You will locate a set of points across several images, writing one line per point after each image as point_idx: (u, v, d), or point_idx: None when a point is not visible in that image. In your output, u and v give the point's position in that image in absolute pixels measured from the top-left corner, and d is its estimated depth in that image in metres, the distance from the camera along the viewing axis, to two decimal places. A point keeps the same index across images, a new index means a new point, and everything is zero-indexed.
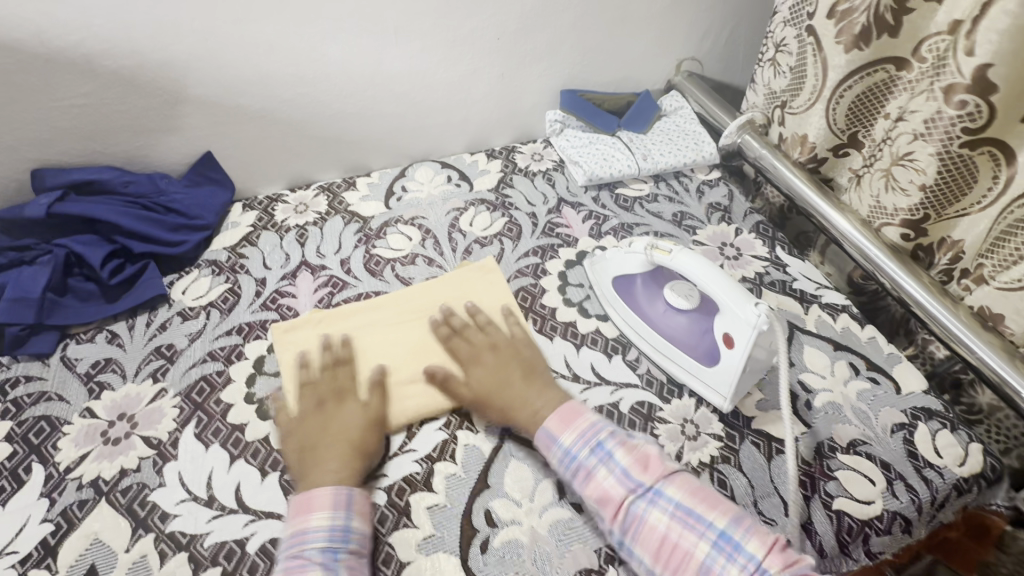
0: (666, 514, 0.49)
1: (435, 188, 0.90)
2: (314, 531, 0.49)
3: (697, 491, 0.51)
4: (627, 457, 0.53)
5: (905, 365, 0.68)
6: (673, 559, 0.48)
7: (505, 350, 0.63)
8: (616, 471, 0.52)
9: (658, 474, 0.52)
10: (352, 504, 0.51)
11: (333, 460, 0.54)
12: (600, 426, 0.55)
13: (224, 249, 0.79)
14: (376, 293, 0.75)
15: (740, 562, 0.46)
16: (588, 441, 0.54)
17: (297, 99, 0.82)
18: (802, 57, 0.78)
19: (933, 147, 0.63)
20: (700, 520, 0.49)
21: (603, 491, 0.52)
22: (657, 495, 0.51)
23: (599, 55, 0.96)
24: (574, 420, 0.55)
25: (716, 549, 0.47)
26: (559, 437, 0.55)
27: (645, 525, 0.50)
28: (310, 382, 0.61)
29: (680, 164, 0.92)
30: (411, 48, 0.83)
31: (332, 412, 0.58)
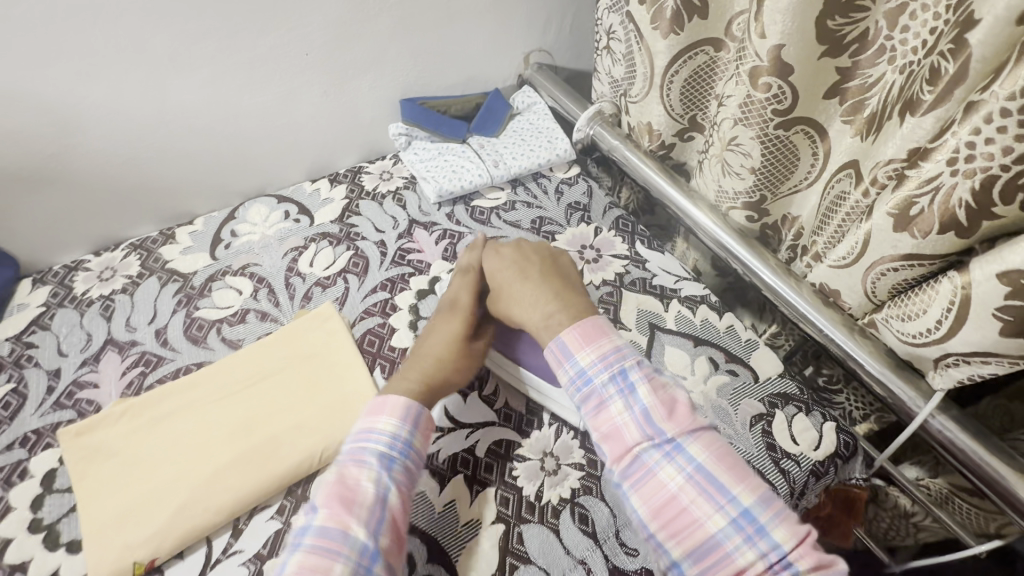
0: (682, 474, 0.47)
1: (271, 227, 0.80)
2: (380, 433, 0.52)
3: (723, 457, 0.48)
4: (653, 400, 0.50)
5: (762, 352, 0.67)
6: (678, 524, 0.46)
7: (548, 264, 0.63)
8: (635, 409, 0.50)
9: (683, 427, 0.49)
10: (418, 422, 0.53)
11: (419, 371, 0.58)
12: (628, 356, 0.53)
13: (8, 340, 0.67)
14: (198, 364, 0.65)
15: (757, 545, 0.43)
16: (612, 367, 0.52)
17: (71, 150, 0.70)
18: (630, 46, 0.74)
19: (753, 131, 0.61)
20: (720, 491, 0.46)
21: (616, 427, 0.50)
22: (676, 450, 0.48)
23: (435, 58, 0.88)
24: (600, 343, 0.54)
25: (730, 523, 0.45)
26: (577, 355, 0.54)
27: (654, 477, 0.48)
28: (441, 301, 0.65)
29: (535, 165, 0.88)
30: (203, 75, 0.72)
31: (443, 325, 0.61)
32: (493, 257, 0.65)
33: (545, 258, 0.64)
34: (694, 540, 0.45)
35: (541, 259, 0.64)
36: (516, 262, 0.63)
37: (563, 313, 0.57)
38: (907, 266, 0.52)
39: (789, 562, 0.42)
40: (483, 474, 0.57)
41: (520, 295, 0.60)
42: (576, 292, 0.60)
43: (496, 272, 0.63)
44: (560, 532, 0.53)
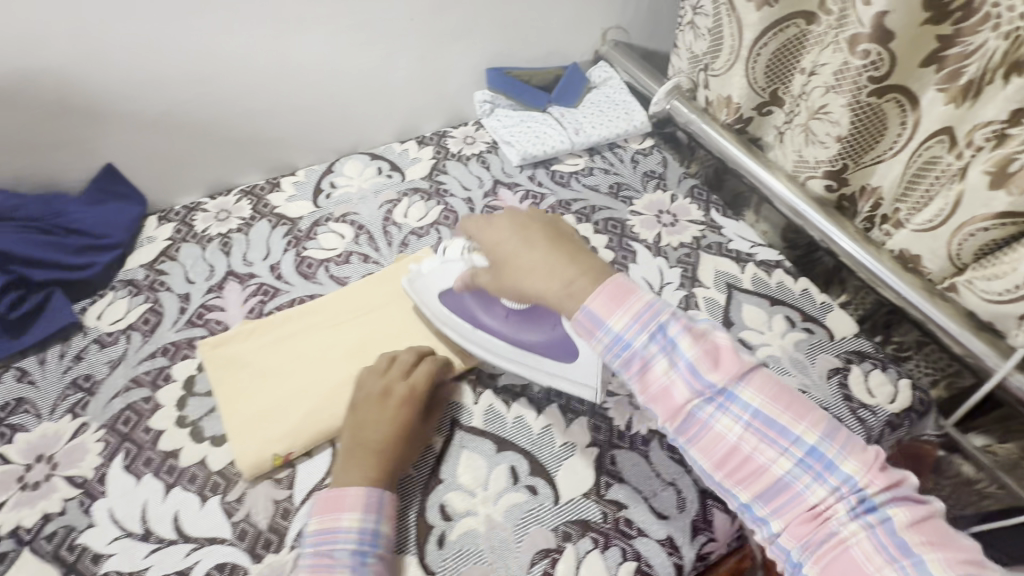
0: (740, 423, 0.44)
1: (366, 181, 0.86)
2: (344, 531, 0.49)
3: (778, 396, 0.45)
4: (697, 352, 0.45)
5: (836, 313, 0.71)
6: (743, 472, 0.44)
7: (548, 229, 0.55)
8: (680, 365, 0.45)
9: (733, 375, 0.45)
10: (383, 509, 0.51)
11: (371, 463, 0.53)
12: (661, 309, 0.47)
13: (141, 266, 0.74)
14: (311, 296, 0.72)
15: (827, 480, 0.42)
16: (648, 325, 0.47)
17: (196, 100, 0.75)
18: (717, 18, 0.78)
19: (844, 98, 0.64)
20: (782, 434, 0.43)
21: (663, 387, 0.46)
22: (730, 401, 0.44)
23: (522, 29, 0.93)
24: (628, 301, 0.48)
25: (798, 463, 0.43)
26: (607, 320, 0.47)
27: (712, 431, 0.44)
28: (386, 381, 0.57)
29: (612, 135, 0.92)
30: (320, 34, 0.78)
31: (391, 413, 0.55)
32: (488, 232, 0.57)
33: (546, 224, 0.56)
34: (762, 484, 0.43)
35: (539, 226, 0.56)
36: (518, 231, 0.55)
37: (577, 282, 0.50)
38: (998, 225, 0.56)
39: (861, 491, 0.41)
40: (577, 405, 0.62)
41: (528, 269, 0.53)
42: (585, 253, 0.53)
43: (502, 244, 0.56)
44: (649, 456, 0.58)
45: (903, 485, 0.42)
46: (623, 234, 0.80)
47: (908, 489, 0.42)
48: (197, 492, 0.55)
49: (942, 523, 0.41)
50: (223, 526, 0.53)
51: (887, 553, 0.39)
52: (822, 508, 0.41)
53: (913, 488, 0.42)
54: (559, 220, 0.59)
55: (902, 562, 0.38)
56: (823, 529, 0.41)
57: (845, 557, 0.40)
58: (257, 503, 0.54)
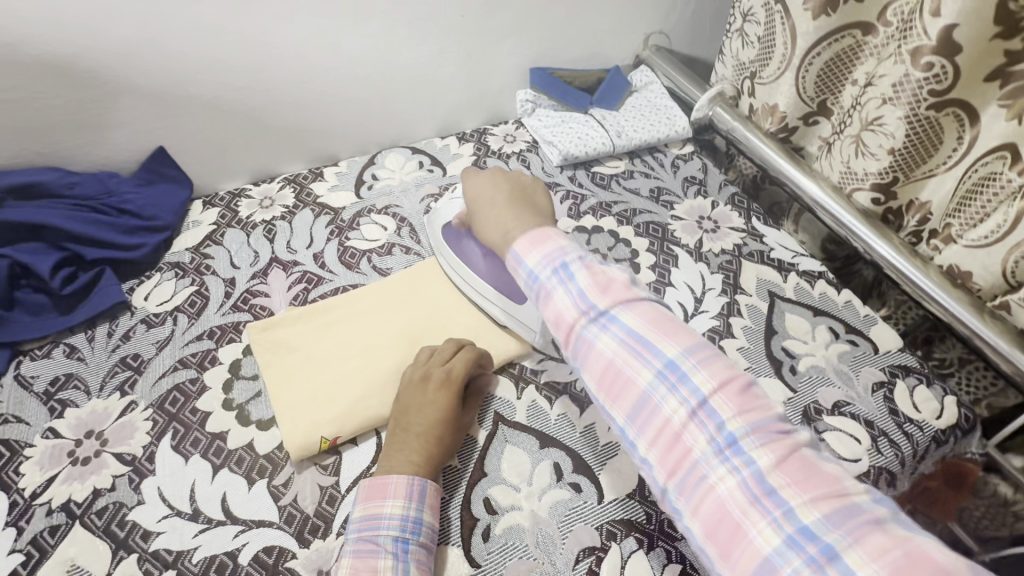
0: (615, 340, 0.45)
1: (408, 174, 0.87)
2: (388, 518, 0.49)
3: (655, 320, 0.46)
4: (588, 279, 0.48)
5: (881, 327, 0.70)
6: (613, 388, 0.44)
7: (522, 191, 0.62)
8: (572, 291, 0.48)
9: (617, 301, 0.47)
10: (425, 497, 0.51)
11: (415, 449, 0.53)
12: (570, 249, 0.51)
13: (187, 250, 0.74)
14: (354, 286, 0.72)
15: (682, 395, 0.41)
16: (553, 262, 0.50)
17: (250, 86, 0.76)
18: (770, 25, 0.78)
19: (902, 110, 0.65)
20: (648, 350, 0.44)
21: (559, 312, 0.49)
22: (609, 321, 0.46)
23: (568, 29, 0.93)
24: (546, 243, 0.52)
25: (659, 378, 0.43)
26: (525, 258, 0.52)
27: (592, 349, 0.46)
28: (426, 368, 0.58)
29: (653, 139, 0.92)
30: (373, 27, 0.78)
31: (432, 400, 0.56)
32: (472, 183, 0.64)
33: (522, 189, 0.62)
34: (629, 399, 0.43)
35: (516, 186, 0.62)
36: (492, 187, 0.62)
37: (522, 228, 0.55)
38: None
39: (712, 408, 0.40)
40: None
41: (489, 218, 0.59)
42: (546, 218, 0.59)
43: (480, 195, 0.62)
44: None
45: (766, 416, 0.40)
46: (663, 238, 0.80)
47: (775, 425, 0.40)
48: (244, 474, 0.55)
49: (811, 455, 0.39)
50: (270, 510, 0.53)
51: (752, 494, 0.37)
52: (677, 423, 0.41)
53: (779, 420, 0.41)
54: (537, 185, 0.64)
55: (756, 490, 0.37)
56: (677, 443, 0.40)
57: (712, 498, 0.38)
58: (303, 488, 0.55)
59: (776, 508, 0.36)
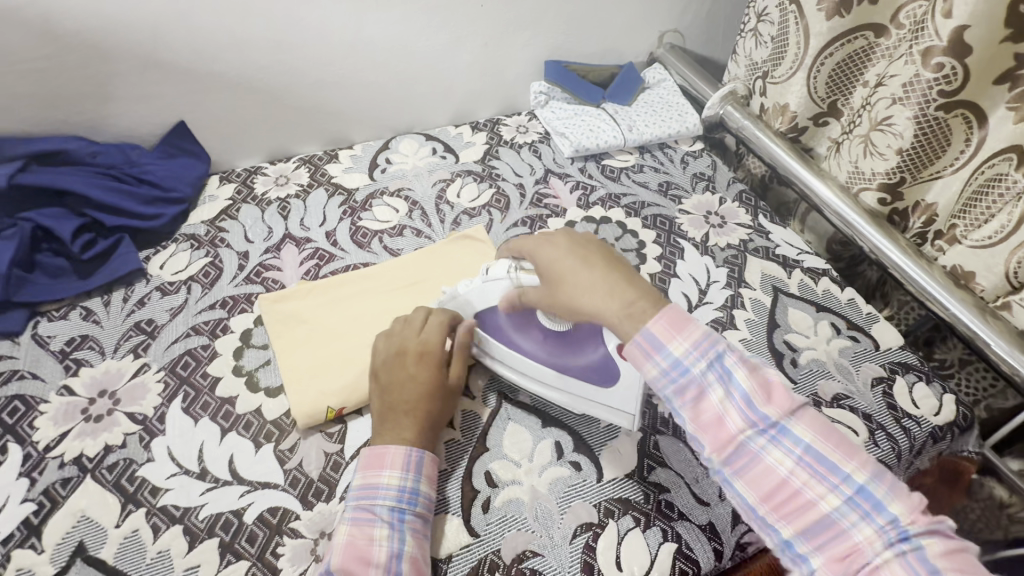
0: (791, 457, 0.42)
1: (421, 160, 0.88)
2: (385, 488, 0.49)
3: (825, 433, 0.43)
4: (750, 382, 0.44)
5: (883, 325, 0.71)
6: (785, 507, 0.41)
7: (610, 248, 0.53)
8: (735, 395, 0.44)
9: (785, 409, 0.43)
10: (422, 468, 0.51)
11: (406, 420, 0.53)
12: (721, 342, 0.45)
13: (203, 223, 0.76)
14: (365, 264, 0.74)
15: (873, 518, 0.39)
16: (706, 353, 0.45)
17: (273, 66, 0.78)
18: (784, 25, 0.79)
19: (911, 111, 0.66)
20: (832, 471, 0.41)
21: (716, 415, 0.44)
22: (781, 435, 0.42)
23: (584, 24, 0.94)
24: (688, 330, 0.46)
25: (845, 502, 0.40)
26: (667, 345, 0.45)
27: (760, 462, 0.42)
28: (401, 339, 0.58)
29: (664, 134, 0.93)
30: (393, 13, 0.80)
31: (413, 371, 0.56)
32: (544, 245, 0.53)
33: (604, 245, 0.53)
34: (806, 520, 0.40)
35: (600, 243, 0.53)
36: (576, 248, 0.52)
37: (641, 305, 0.47)
38: None
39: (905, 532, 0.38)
40: None
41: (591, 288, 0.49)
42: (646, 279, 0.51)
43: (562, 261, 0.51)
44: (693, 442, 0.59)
45: (941, 524, 0.39)
46: (671, 231, 0.81)
47: (950, 533, 0.39)
48: (252, 438, 0.56)
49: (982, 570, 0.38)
50: (276, 472, 0.54)
51: None
52: (864, 549, 0.39)
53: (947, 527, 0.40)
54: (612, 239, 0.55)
55: None
56: (865, 566, 0.38)
57: None
58: (309, 453, 0.56)
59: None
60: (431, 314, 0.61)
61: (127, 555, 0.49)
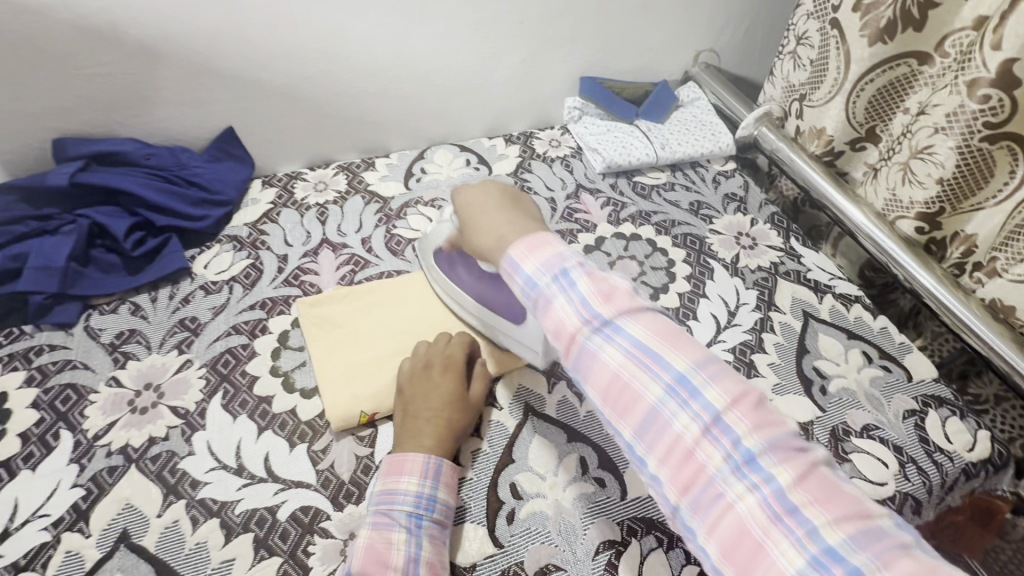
0: (621, 352, 0.42)
1: (455, 171, 0.90)
2: (403, 493, 0.51)
3: (662, 332, 0.43)
4: (590, 286, 0.45)
5: (915, 355, 0.70)
6: (618, 399, 0.41)
7: (516, 202, 0.59)
8: (574, 299, 0.45)
9: (621, 308, 0.44)
10: (440, 475, 0.53)
11: (427, 432, 0.55)
12: (570, 256, 0.48)
13: (245, 225, 0.79)
14: (398, 272, 0.76)
15: (693, 409, 0.39)
16: (552, 268, 0.47)
17: (319, 76, 0.80)
18: (824, 49, 0.78)
19: (953, 140, 0.66)
20: (657, 363, 0.41)
21: (559, 320, 0.45)
22: (614, 332, 0.43)
23: (620, 42, 0.95)
24: (543, 250, 0.49)
25: (669, 392, 0.40)
26: (522, 265, 0.49)
27: (596, 360, 0.43)
28: (426, 354, 0.61)
29: (697, 153, 0.93)
30: (436, 28, 0.82)
31: (440, 381, 0.59)
32: (463, 195, 0.61)
33: (512, 194, 0.60)
34: (637, 414, 0.40)
35: (509, 197, 0.59)
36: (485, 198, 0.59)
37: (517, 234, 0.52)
38: None
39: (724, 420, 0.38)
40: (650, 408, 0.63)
41: (484, 229, 0.56)
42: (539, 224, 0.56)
43: (471, 204, 0.59)
44: None
45: (782, 432, 0.38)
46: (700, 250, 0.81)
47: (790, 438, 0.38)
48: (287, 438, 0.58)
49: (830, 475, 0.37)
50: (309, 472, 0.56)
51: (773, 512, 0.35)
52: (693, 443, 0.38)
53: (796, 438, 0.38)
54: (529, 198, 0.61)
55: (784, 519, 0.34)
56: (689, 460, 0.38)
57: (730, 516, 0.35)
58: (340, 455, 0.58)
59: (819, 550, 0.33)
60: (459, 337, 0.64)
61: (167, 545, 0.51)
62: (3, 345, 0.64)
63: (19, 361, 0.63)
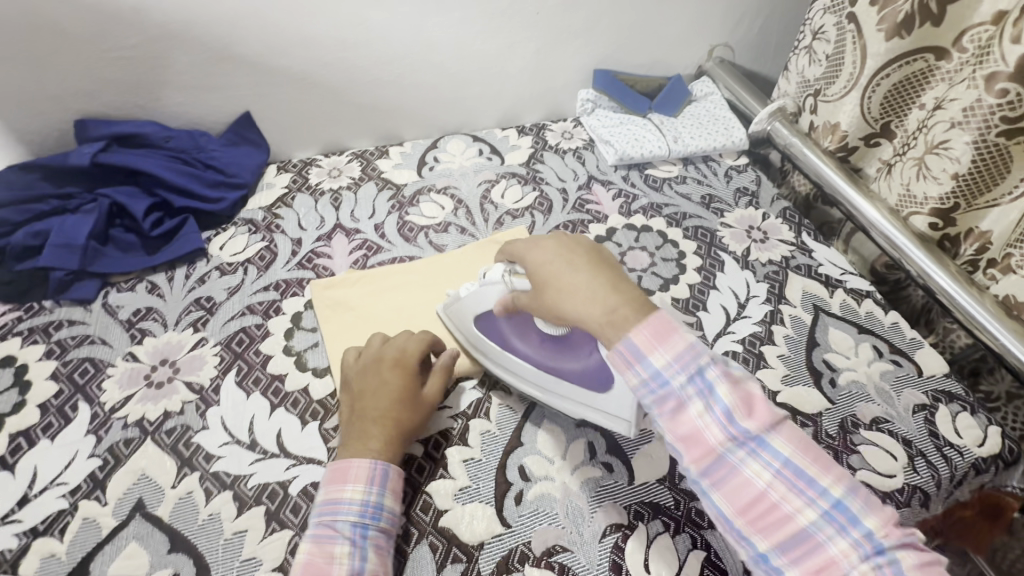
0: (769, 471, 0.39)
1: (467, 160, 0.91)
2: (348, 503, 0.48)
3: (806, 447, 0.40)
4: (731, 393, 0.41)
5: (926, 350, 0.69)
6: (762, 518, 0.38)
7: (597, 253, 0.50)
8: (715, 408, 0.41)
9: (765, 420, 0.40)
10: (386, 482, 0.50)
11: (373, 434, 0.53)
12: (703, 352, 0.43)
13: (260, 208, 0.80)
14: (410, 257, 0.77)
15: (848, 534, 0.37)
16: (687, 366, 0.42)
17: (336, 63, 0.81)
18: (840, 44, 0.78)
19: (970, 135, 0.65)
20: (809, 483, 0.38)
21: (695, 428, 0.41)
22: (760, 447, 0.39)
23: (635, 35, 0.95)
24: (671, 343, 0.43)
25: (822, 515, 0.38)
26: (648, 356, 0.43)
27: (739, 475, 0.39)
28: (379, 349, 0.59)
29: (709, 147, 0.93)
30: (452, 18, 0.82)
31: (388, 380, 0.56)
32: (535, 251, 0.51)
33: (591, 243, 0.52)
34: (783, 536, 0.38)
35: (589, 249, 0.50)
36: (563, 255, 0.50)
37: (627, 309, 0.45)
38: None
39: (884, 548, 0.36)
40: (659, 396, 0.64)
41: (576, 296, 0.47)
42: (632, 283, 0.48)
43: (550, 263, 0.50)
44: None
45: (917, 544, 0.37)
46: (712, 243, 0.81)
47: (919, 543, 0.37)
48: (299, 415, 0.59)
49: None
50: (320, 449, 0.57)
51: None
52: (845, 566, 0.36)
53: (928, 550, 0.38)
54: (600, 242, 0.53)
55: None
56: None
57: None
58: None
59: None
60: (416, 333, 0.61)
61: (182, 515, 0.52)
62: (24, 319, 0.65)
63: (39, 335, 0.64)
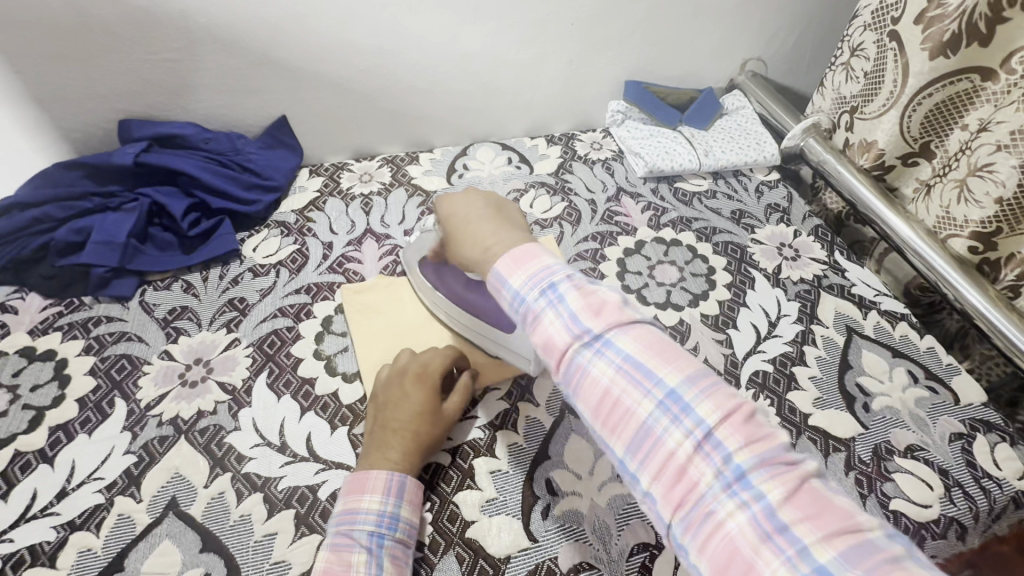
0: (612, 367, 0.40)
1: (497, 168, 0.91)
2: (365, 512, 0.49)
3: (654, 345, 0.41)
4: (579, 300, 0.43)
5: (964, 378, 0.68)
6: (611, 417, 0.40)
7: (501, 210, 0.57)
8: (564, 314, 0.43)
9: (612, 322, 0.42)
10: (403, 492, 0.51)
11: (393, 447, 0.53)
12: (558, 269, 0.46)
13: (293, 212, 0.81)
14: None
15: (684, 425, 0.37)
16: (539, 283, 0.45)
17: (372, 70, 0.82)
18: (881, 61, 0.77)
19: (1017, 159, 0.64)
20: (646, 375, 0.39)
21: (548, 336, 0.43)
22: (605, 346, 0.41)
23: (669, 47, 0.95)
24: (530, 263, 0.47)
25: (659, 407, 0.38)
26: (509, 280, 0.47)
27: (587, 377, 0.41)
28: (403, 361, 0.59)
29: (740, 162, 0.92)
30: (489, 28, 0.83)
31: (411, 393, 0.56)
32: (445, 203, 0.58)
33: (498, 202, 0.58)
34: (630, 432, 0.39)
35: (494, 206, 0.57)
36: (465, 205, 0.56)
37: (503, 245, 0.50)
38: None
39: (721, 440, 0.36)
40: None
41: (467, 239, 0.53)
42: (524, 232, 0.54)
43: (453, 213, 0.56)
44: None
45: (775, 447, 0.36)
46: (742, 260, 0.80)
47: (782, 453, 0.36)
48: (328, 420, 0.60)
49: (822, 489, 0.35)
50: (349, 455, 0.57)
51: (769, 539, 0.32)
52: (682, 457, 0.36)
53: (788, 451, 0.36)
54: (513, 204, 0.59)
55: (775, 539, 0.32)
56: (682, 480, 0.36)
57: (721, 536, 0.33)
58: None
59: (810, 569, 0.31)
60: (441, 349, 0.60)
61: (214, 515, 0.52)
62: (64, 314, 0.67)
63: (78, 330, 0.65)
